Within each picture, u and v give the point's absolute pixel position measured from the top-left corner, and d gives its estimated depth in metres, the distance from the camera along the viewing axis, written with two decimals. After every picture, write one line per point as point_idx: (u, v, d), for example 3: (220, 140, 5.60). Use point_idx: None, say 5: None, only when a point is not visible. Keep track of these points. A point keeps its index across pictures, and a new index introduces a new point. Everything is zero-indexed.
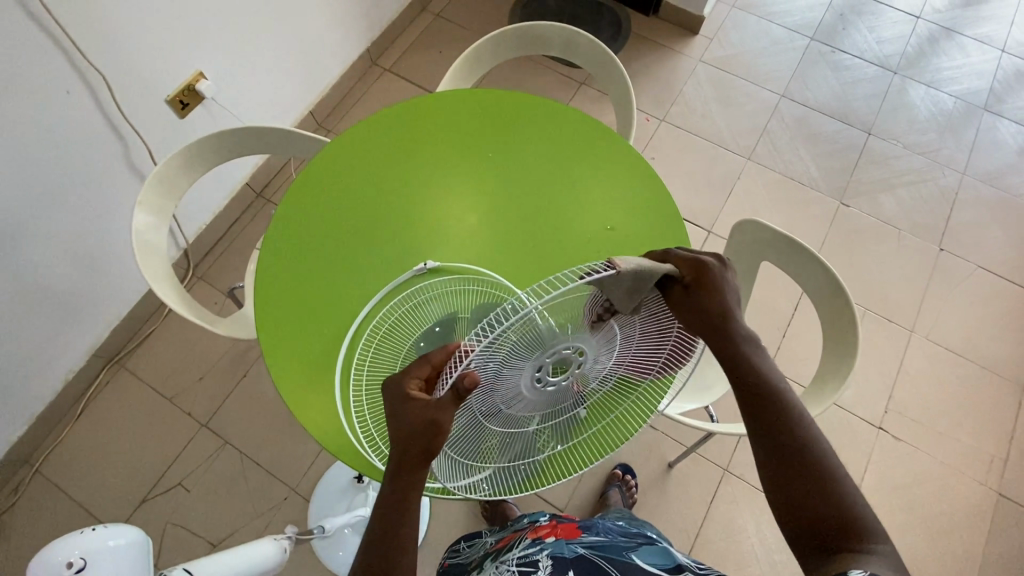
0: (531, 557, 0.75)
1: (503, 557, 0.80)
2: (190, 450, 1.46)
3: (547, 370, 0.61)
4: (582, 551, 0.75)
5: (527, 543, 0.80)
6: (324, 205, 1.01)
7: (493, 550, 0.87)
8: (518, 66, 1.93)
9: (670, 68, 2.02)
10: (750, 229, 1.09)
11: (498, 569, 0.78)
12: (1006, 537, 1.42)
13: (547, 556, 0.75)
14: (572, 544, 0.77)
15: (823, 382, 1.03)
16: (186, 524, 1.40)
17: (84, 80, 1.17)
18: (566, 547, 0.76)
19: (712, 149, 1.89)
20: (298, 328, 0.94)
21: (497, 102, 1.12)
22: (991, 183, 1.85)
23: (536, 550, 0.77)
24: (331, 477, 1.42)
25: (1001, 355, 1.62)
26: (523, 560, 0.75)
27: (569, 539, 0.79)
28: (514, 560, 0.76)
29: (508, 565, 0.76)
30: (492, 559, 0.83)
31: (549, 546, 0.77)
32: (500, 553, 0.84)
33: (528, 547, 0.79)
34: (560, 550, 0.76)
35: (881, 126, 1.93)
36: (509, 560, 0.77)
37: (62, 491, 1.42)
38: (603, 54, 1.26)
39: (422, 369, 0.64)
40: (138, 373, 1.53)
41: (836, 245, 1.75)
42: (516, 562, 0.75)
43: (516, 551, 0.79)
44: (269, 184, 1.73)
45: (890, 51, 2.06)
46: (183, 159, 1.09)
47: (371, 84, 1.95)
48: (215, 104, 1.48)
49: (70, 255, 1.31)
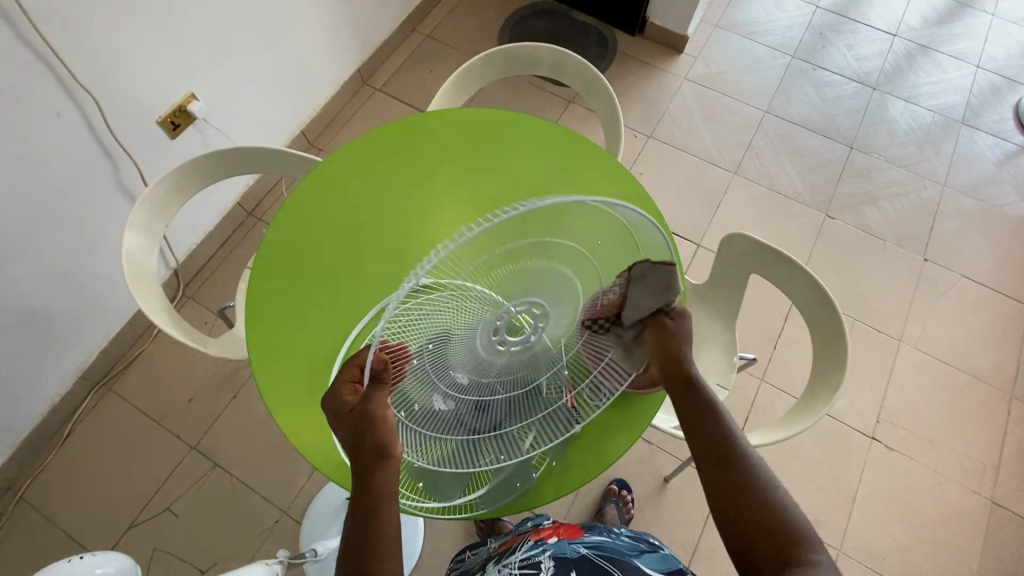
0: (533, 559, 0.74)
1: (506, 560, 0.78)
2: (179, 473, 1.44)
3: (501, 333, 0.66)
4: (585, 551, 0.74)
5: (529, 544, 0.78)
6: (314, 226, 1.01)
7: (495, 553, 0.85)
8: (508, 85, 1.96)
9: (656, 86, 2.06)
10: (739, 243, 1.11)
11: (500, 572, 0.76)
12: (1001, 546, 1.42)
13: (549, 557, 0.74)
14: (574, 543, 0.76)
15: (814, 393, 1.03)
16: (175, 551, 1.37)
17: (76, 102, 1.18)
18: (568, 547, 0.75)
19: (699, 164, 1.92)
20: (292, 352, 0.94)
21: (485, 121, 1.13)
22: (972, 195, 1.89)
23: (539, 552, 0.75)
24: (322, 499, 1.40)
25: (988, 362, 1.64)
26: (526, 563, 0.74)
27: (571, 539, 0.78)
28: (517, 563, 0.75)
29: (510, 568, 0.74)
30: (495, 563, 0.81)
31: (551, 547, 0.76)
32: (502, 556, 0.81)
33: (530, 549, 0.77)
34: (562, 550, 0.74)
35: (863, 140, 1.98)
36: (511, 564, 0.75)
37: (46, 519, 1.38)
38: (591, 74, 1.28)
39: (350, 372, 0.72)
40: (127, 396, 1.51)
41: (823, 256, 1.78)
42: (518, 566, 0.74)
43: (518, 553, 0.77)
44: (260, 204, 1.73)
45: (869, 67, 2.12)
46: (175, 179, 1.09)
47: (362, 104, 1.97)
48: (207, 125, 1.48)
49: (59, 277, 1.30)
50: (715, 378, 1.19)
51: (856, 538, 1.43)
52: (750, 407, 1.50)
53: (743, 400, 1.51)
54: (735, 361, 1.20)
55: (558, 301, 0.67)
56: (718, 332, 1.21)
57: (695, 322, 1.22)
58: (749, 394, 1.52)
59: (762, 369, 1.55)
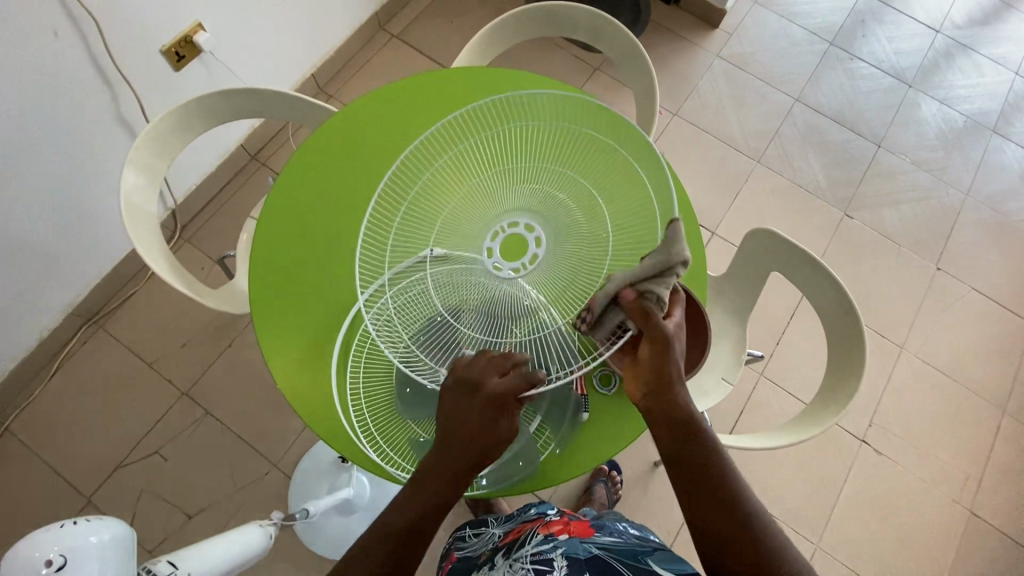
0: (545, 555, 0.73)
1: (516, 553, 0.76)
2: (170, 418, 1.42)
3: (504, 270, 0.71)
4: (597, 552, 0.73)
5: (540, 539, 0.77)
6: (327, 181, 0.96)
7: (502, 543, 0.84)
8: (532, 44, 1.86)
9: (687, 61, 1.97)
10: (765, 239, 1.08)
11: (511, 567, 0.74)
12: (972, 554, 1.47)
13: (562, 555, 0.72)
14: (586, 544, 0.75)
15: (826, 400, 1.02)
16: (162, 494, 1.36)
17: (74, 20, 1.08)
18: (581, 547, 0.74)
19: (721, 147, 1.86)
20: (295, 316, 0.89)
21: (513, 84, 1.06)
22: (992, 207, 1.86)
23: (550, 548, 0.74)
24: (314, 456, 1.39)
25: (984, 375, 1.64)
26: (538, 558, 0.72)
27: (583, 539, 0.77)
28: (528, 557, 0.73)
29: (521, 563, 0.73)
30: (504, 554, 0.80)
31: (563, 545, 0.75)
32: (511, 548, 0.80)
33: (541, 544, 0.76)
34: (574, 550, 0.73)
35: (891, 139, 1.92)
36: (522, 558, 0.74)
37: (31, 452, 1.37)
38: (630, 44, 1.21)
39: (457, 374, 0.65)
40: (118, 335, 1.47)
41: (836, 254, 1.76)
42: (530, 560, 0.72)
43: (529, 547, 0.76)
44: (264, 147, 1.65)
45: (907, 62, 2.03)
46: (178, 117, 1.02)
47: (376, 51, 1.86)
48: (213, 60, 1.39)
49: (49, 210, 1.23)
50: (720, 373, 1.17)
51: (835, 536, 1.46)
52: (746, 401, 1.51)
53: (741, 392, 1.52)
54: (744, 357, 1.18)
55: (557, 225, 0.72)
56: (730, 327, 1.19)
57: (708, 315, 1.20)
58: (748, 388, 1.52)
59: (762, 364, 1.55)
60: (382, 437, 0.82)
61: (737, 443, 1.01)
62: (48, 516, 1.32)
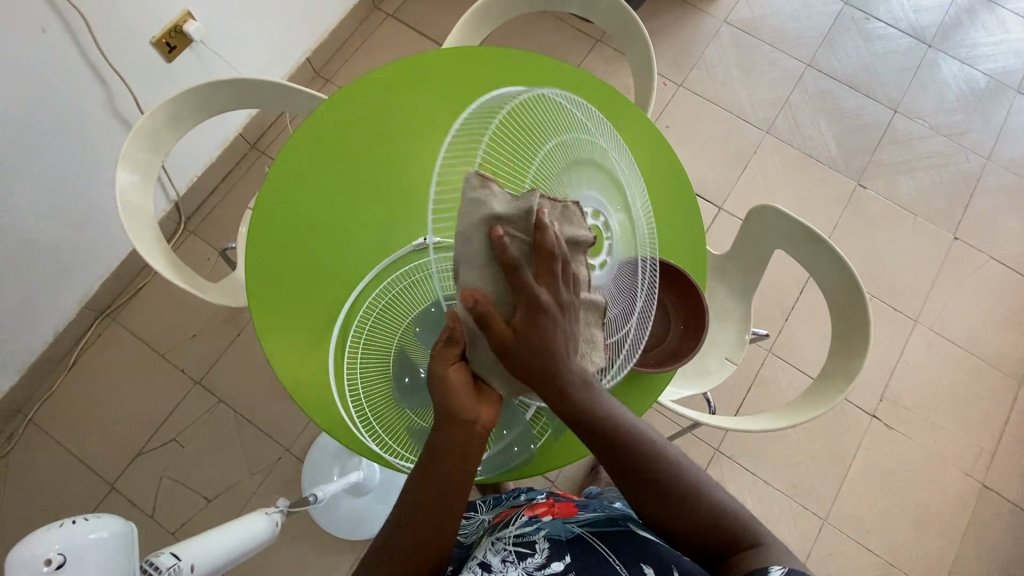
0: (528, 537, 0.75)
1: (500, 533, 0.79)
2: (184, 407, 1.46)
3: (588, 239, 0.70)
4: (579, 532, 0.75)
5: (524, 520, 0.79)
6: (321, 172, 0.95)
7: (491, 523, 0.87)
8: (532, 20, 1.80)
9: (692, 29, 1.90)
10: (766, 216, 1.05)
11: (493, 545, 0.77)
12: (986, 526, 1.46)
13: (543, 537, 0.75)
14: (569, 524, 0.77)
15: (829, 380, 1.00)
16: (181, 480, 1.41)
17: (63, 18, 1.08)
18: (562, 528, 0.76)
19: (729, 120, 1.80)
20: (292, 307, 0.90)
21: (505, 62, 1.03)
22: (1014, 170, 1.78)
23: (533, 529, 0.77)
24: (323, 441, 1.42)
25: (1000, 348, 1.60)
26: (520, 540, 0.75)
27: (565, 518, 0.78)
28: (511, 538, 0.76)
29: (504, 543, 0.75)
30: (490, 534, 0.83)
31: (546, 526, 0.77)
32: (497, 528, 0.83)
33: (526, 525, 0.78)
34: (556, 531, 0.76)
35: (908, 103, 1.84)
36: (505, 539, 0.76)
37: (55, 443, 1.42)
38: (626, 16, 1.17)
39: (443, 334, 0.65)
40: (131, 328, 1.50)
41: (848, 227, 1.71)
42: (513, 542, 0.75)
43: (513, 527, 0.78)
44: (262, 136, 1.65)
45: (926, 20, 1.93)
46: (169, 112, 1.02)
47: (371, 32, 1.82)
48: (206, 49, 1.38)
49: (53, 207, 1.25)
50: (722, 351, 1.16)
51: (844, 511, 1.46)
52: (753, 378, 1.50)
53: (749, 371, 1.50)
54: (746, 337, 1.16)
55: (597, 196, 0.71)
56: (733, 307, 1.17)
57: (710, 294, 1.19)
58: (754, 365, 1.51)
59: (770, 342, 1.53)
60: (380, 424, 0.81)
61: (737, 425, 1.00)
62: (74, 503, 1.38)
